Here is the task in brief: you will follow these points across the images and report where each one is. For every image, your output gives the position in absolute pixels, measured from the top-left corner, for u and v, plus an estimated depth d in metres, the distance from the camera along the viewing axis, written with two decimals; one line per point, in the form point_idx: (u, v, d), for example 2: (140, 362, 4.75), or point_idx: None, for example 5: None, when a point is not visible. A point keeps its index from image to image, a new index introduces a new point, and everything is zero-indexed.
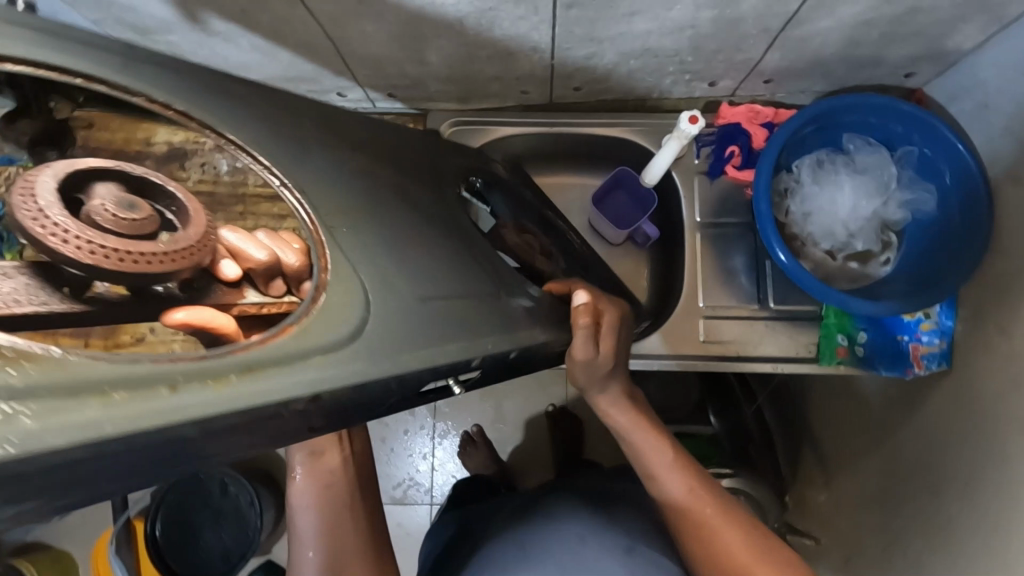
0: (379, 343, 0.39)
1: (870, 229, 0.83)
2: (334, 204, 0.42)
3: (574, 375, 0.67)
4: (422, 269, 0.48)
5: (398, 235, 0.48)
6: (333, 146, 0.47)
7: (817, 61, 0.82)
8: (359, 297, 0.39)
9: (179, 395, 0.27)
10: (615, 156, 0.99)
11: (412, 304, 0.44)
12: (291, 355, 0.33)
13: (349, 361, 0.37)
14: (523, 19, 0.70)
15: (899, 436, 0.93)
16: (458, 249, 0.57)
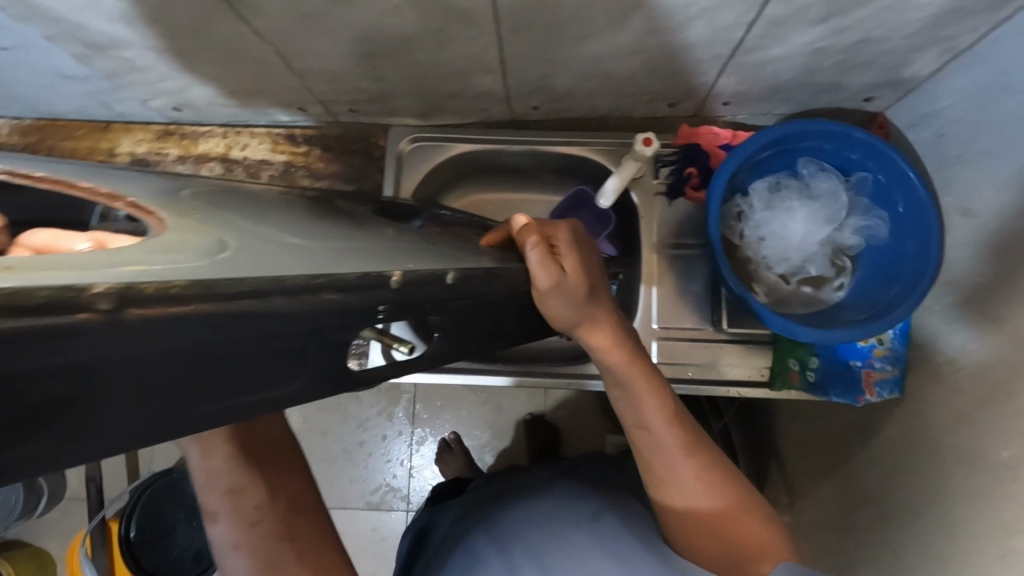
0: (251, 264, 0.28)
1: (823, 254, 0.83)
2: (184, 210, 0.35)
3: (549, 306, 0.59)
4: (316, 236, 0.40)
5: (290, 225, 0.40)
6: (187, 190, 0.42)
7: (774, 86, 0.82)
8: (207, 237, 0.30)
9: None
10: (579, 173, 0.99)
11: (295, 247, 0.34)
12: (87, 269, 0.22)
13: (198, 264, 0.25)
14: (472, 42, 0.70)
15: (857, 459, 0.93)
16: (383, 240, 0.49)
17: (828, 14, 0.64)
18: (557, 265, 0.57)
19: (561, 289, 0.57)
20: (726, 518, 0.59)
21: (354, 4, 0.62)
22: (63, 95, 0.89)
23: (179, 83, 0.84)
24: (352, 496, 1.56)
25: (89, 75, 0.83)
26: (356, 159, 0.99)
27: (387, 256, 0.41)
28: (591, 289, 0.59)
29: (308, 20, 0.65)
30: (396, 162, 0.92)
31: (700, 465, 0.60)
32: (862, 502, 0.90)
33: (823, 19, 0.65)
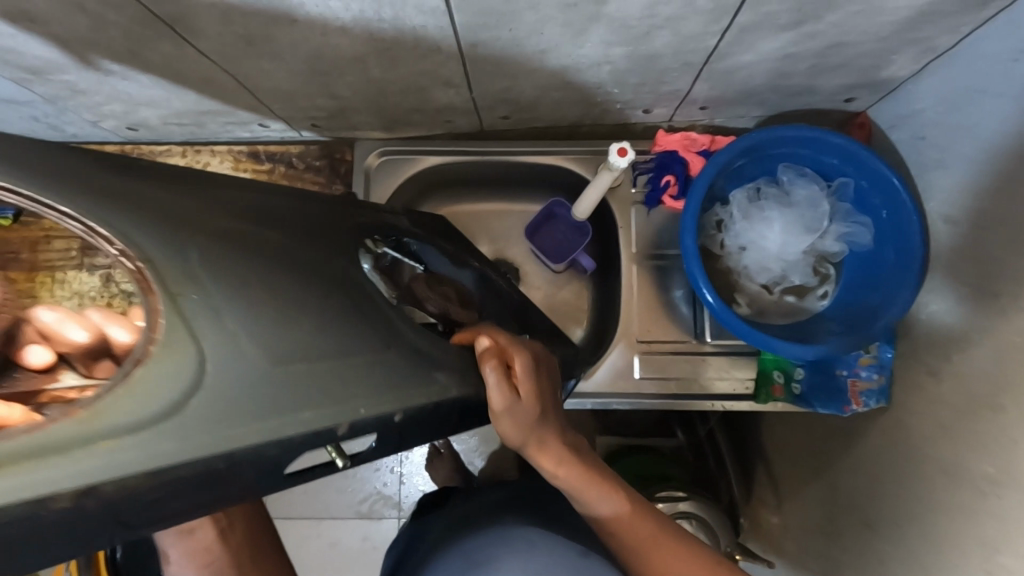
0: (209, 418, 0.33)
1: (805, 262, 0.81)
2: (182, 269, 0.36)
3: (506, 434, 0.58)
4: (295, 331, 0.41)
5: (272, 297, 0.41)
6: (191, 202, 0.41)
7: (749, 91, 0.78)
8: (190, 358, 0.33)
9: None
10: (553, 182, 0.95)
11: (268, 376, 0.38)
12: (64, 443, 0.28)
13: (152, 442, 0.31)
14: (428, 58, 0.66)
15: (842, 465, 0.92)
16: (353, 307, 0.49)
17: (799, 20, 0.61)
18: (512, 391, 0.56)
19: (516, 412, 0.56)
20: None
21: (296, 24, 0.58)
22: (7, 119, 0.85)
23: (126, 104, 0.80)
24: (342, 505, 1.54)
25: (29, 99, 0.78)
26: (322, 174, 0.95)
27: (346, 364, 0.44)
28: (541, 405, 0.59)
29: (250, 41, 0.62)
30: (364, 178, 0.89)
31: None
32: (847, 509, 0.89)
33: (794, 25, 0.62)
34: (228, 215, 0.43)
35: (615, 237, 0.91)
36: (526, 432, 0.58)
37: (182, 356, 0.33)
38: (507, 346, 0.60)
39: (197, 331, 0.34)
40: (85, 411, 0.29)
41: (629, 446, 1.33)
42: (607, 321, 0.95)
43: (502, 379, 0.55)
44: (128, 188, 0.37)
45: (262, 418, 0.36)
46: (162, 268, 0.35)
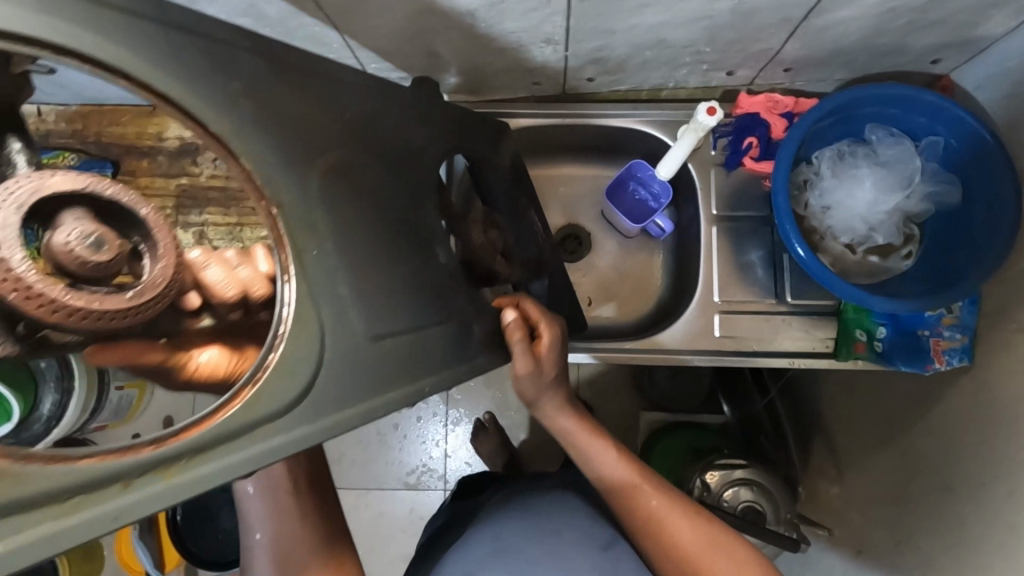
0: (325, 399, 0.42)
1: (891, 222, 0.81)
2: (304, 219, 0.43)
3: (521, 389, 0.72)
4: (382, 301, 0.49)
5: (367, 251, 0.49)
6: (316, 136, 0.48)
7: (838, 51, 0.79)
8: (316, 337, 0.41)
9: (130, 491, 0.32)
10: (630, 145, 0.97)
11: (363, 349, 0.46)
12: (243, 429, 0.37)
13: (293, 426, 0.40)
14: (533, 12, 0.68)
15: (915, 429, 0.93)
16: (419, 257, 0.57)
17: None
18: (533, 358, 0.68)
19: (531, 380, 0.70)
20: (693, 559, 0.67)
21: None
22: None
23: None
24: (389, 476, 1.53)
25: None
26: None
27: (418, 331, 0.53)
28: (552, 371, 0.72)
29: None
30: None
31: (663, 497, 0.71)
32: (919, 474, 0.90)
33: None
34: (347, 156, 0.51)
35: (694, 199, 0.93)
36: (536, 390, 0.72)
37: (307, 338, 0.41)
38: (541, 314, 0.72)
39: (315, 294, 0.42)
40: (250, 394, 0.37)
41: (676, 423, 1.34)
42: (684, 280, 0.97)
43: (527, 347, 0.67)
44: (272, 123, 0.44)
45: (354, 405, 0.45)
46: (293, 220, 0.43)
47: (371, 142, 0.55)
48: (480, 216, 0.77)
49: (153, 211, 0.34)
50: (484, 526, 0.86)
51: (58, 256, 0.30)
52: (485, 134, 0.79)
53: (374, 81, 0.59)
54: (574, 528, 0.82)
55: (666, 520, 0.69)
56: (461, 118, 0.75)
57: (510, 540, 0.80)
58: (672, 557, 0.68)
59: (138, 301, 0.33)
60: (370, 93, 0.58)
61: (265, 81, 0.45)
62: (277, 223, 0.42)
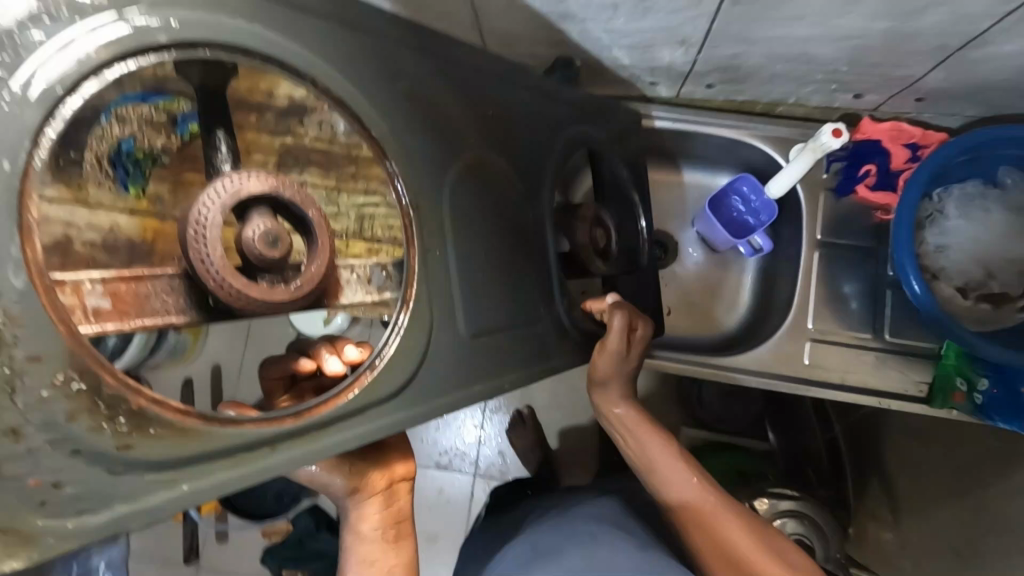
0: (426, 387, 0.49)
1: (1013, 271, 0.77)
2: (433, 222, 0.50)
3: (597, 364, 0.72)
4: (485, 301, 0.54)
5: (477, 254, 0.54)
6: (458, 142, 0.54)
7: (981, 86, 0.76)
8: (425, 331, 0.48)
9: (275, 453, 0.39)
10: (734, 158, 0.95)
11: (461, 346, 0.51)
12: (358, 408, 0.44)
13: (393, 411, 0.46)
14: (678, 13, 0.67)
15: (995, 488, 0.89)
16: (524, 262, 0.60)
17: None
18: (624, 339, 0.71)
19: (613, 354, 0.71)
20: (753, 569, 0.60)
21: None
22: None
23: None
24: (422, 454, 1.51)
25: None
26: None
27: (511, 329, 0.57)
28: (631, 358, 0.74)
29: None
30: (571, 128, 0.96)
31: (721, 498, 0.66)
32: (995, 533, 0.87)
33: None
34: (477, 162, 0.55)
35: (797, 221, 0.91)
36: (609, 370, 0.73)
37: (418, 332, 0.47)
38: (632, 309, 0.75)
39: (430, 289, 0.48)
40: (368, 381, 0.44)
41: (714, 444, 1.29)
42: (771, 301, 0.95)
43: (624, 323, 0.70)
44: (420, 129, 0.50)
45: (448, 393, 0.50)
46: (424, 220, 0.49)
47: (501, 147, 0.59)
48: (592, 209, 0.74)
49: (317, 215, 0.40)
50: (522, 538, 0.85)
51: (247, 249, 0.37)
52: (598, 119, 0.78)
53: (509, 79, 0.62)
54: (609, 532, 0.77)
55: (721, 522, 0.63)
56: (582, 107, 0.74)
57: (545, 547, 0.78)
58: (722, 563, 0.62)
59: (298, 294, 0.38)
60: (501, 96, 0.60)
61: (425, 87, 0.51)
62: (411, 227, 0.48)
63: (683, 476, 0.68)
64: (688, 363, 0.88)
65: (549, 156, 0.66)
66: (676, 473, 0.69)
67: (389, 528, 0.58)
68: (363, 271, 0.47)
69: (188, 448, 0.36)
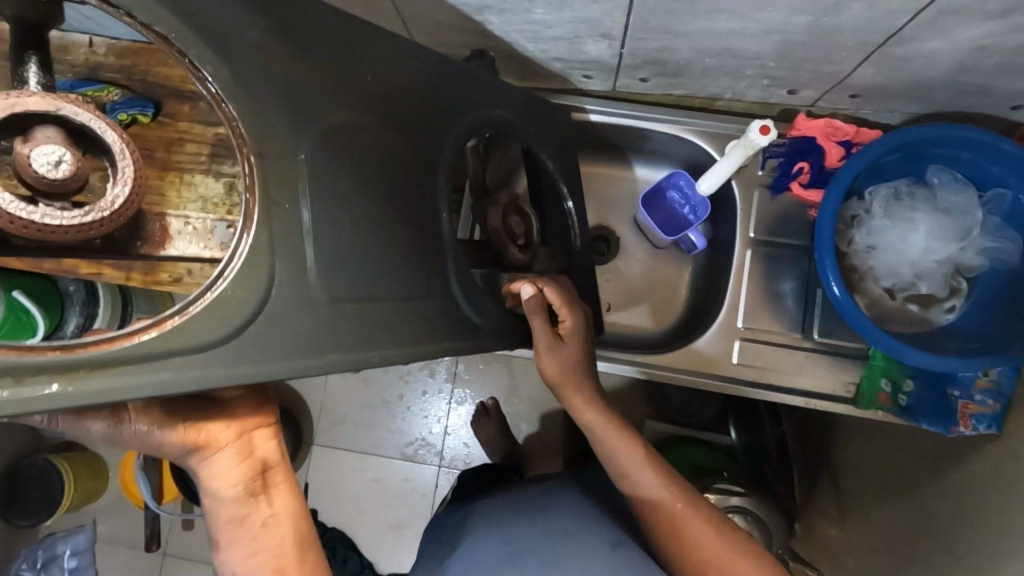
0: (267, 349, 0.38)
1: (939, 272, 0.76)
2: (285, 173, 0.40)
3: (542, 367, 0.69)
4: (355, 264, 0.45)
5: (351, 217, 0.45)
6: (326, 93, 0.44)
7: (913, 84, 0.74)
8: (263, 281, 0.38)
9: (22, 384, 0.30)
10: (676, 152, 0.94)
11: (319, 310, 0.42)
12: (150, 353, 0.34)
13: (213, 368, 0.36)
14: (595, 4, 0.65)
15: (930, 488, 0.89)
16: (411, 240, 0.52)
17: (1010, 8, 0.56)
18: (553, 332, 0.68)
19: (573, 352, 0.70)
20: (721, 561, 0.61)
21: None
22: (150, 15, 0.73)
23: None
24: (387, 445, 1.49)
25: None
26: None
27: (388, 306, 0.48)
28: (580, 354, 0.71)
29: None
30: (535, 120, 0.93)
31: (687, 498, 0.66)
32: (925, 533, 0.87)
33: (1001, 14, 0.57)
34: (360, 121, 0.47)
35: (733, 218, 0.90)
36: (560, 371, 0.69)
37: (255, 284, 0.38)
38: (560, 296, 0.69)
39: (276, 243, 0.39)
40: (172, 326, 0.34)
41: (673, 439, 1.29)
42: (708, 299, 0.94)
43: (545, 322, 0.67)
44: (281, 67, 0.42)
45: (308, 354, 0.41)
46: (272, 170, 0.39)
47: (395, 115, 0.52)
48: (505, 197, 0.74)
49: (117, 141, 0.37)
50: (491, 531, 0.76)
51: (31, 173, 0.34)
52: (526, 114, 0.75)
53: (408, 52, 0.56)
54: (586, 530, 0.72)
55: (688, 524, 0.64)
56: (506, 94, 0.72)
57: (520, 546, 0.71)
58: (692, 567, 0.63)
59: (86, 218, 0.36)
60: (399, 69, 0.54)
61: (301, 39, 0.44)
62: (251, 169, 0.39)
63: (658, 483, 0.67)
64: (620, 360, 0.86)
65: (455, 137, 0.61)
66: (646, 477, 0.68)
67: (253, 481, 0.45)
68: (200, 221, 0.39)
69: None
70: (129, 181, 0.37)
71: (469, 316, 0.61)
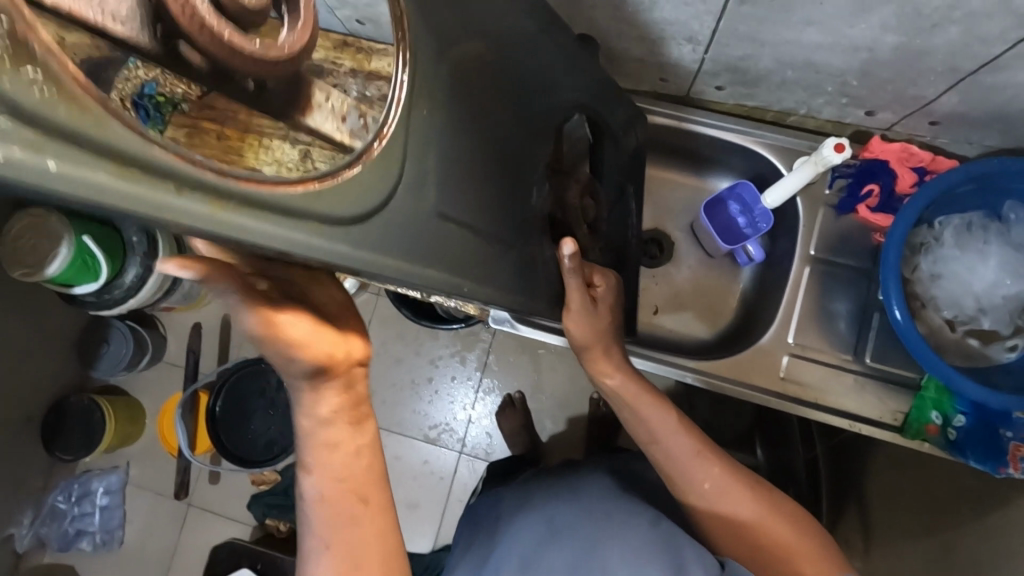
0: (385, 233, 0.36)
1: (1006, 308, 0.75)
2: (428, 81, 0.39)
3: (571, 331, 0.72)
4: (461, 189, 0.44)
5: (465, 143, 0.44)
6: (464, 15, 0.43)
7: (997, 115, 0.73)
8: (393, 169, 0.36)
9: (182, 198, 0.24)
10: (740, 164, 0.94)
11: (428, 220, 0.40)
12: (293, 209, 0.29)
13: (337, 242, 0.32)
14: (687, 6, 0.66)
15: (969, 529, 0.86)
16: (503, 187, 0.52)
17: None
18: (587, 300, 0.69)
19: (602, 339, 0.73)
20: (770, 524, 0.65)
21: None
22: None
23: None
24: (411, 425, 1.52)
25: None
26: None
27: (472, 240, 0.47)
28: (608, 318, 0.73)
29: None
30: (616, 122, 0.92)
31: (726, 465, 0.68)
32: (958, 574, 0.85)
33: None
34: (482, 54, 0.47)
35: (792, 234, 0.89)
36: (590, 335, 0.72)
37: (386, 176, 0.35)
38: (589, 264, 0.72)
39: (410, 141, 0.37)
40: (315, 188, 0.30)
41: None
42: (757, 313, 0.94)
43: (581, 284, 0.67)
44: None
45: (413, 260, 0.39)
46: (419, 67, 0.38)
47: (505, 59, 0.51)
48: (581, 182, 0.73)
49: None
50: (529, 511, 0.77)
51: None
52: (609, 105, 0.77)
53: (530, 0, 0.54)
54: (626, 508, 0.72)
55: (729, 492, 0.67)
56: (594, 80, 0.73)
57: (563, 525, 0.71)
58: (731, 530, 0.67)
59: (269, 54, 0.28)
60: (519, 16, 0.53)
61: None
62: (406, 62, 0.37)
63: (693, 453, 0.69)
64: (671, 364, 0.88)
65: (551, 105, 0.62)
66: (680, 443, 0.70)
67: (349, 410, 0.47)
68: (341, 104, 0.34)
69: (79, 125, 0.20)
70: (304, 37, 0.31)
71: (529, 281, 0.61)
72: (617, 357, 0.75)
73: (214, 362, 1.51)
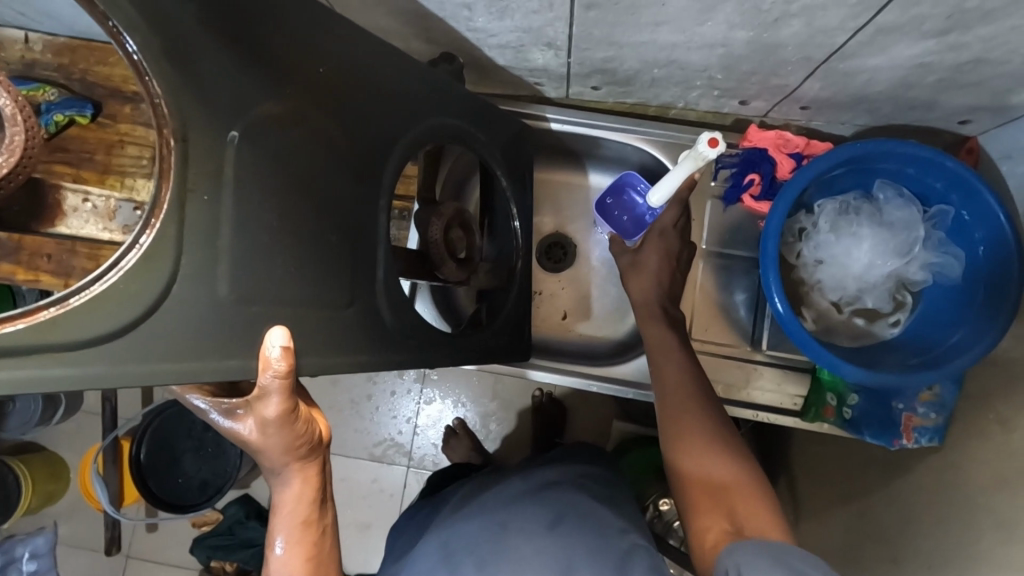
0: (163, 339, 0.37)
1: (885, 288, 0.77)
2: (210, 158, 0.38)
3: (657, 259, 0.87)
4: (271, 264, 0.43)
5: (277, 214, 0.44)
6: (260, 83, 0.42)
7: (860, 98, 0.74)
8: (165, 274, 0.36)
9: None
10: (632, 159, 0.93)
11: (222, 308, 0.40)
12: (20, 346, 0.31)
13: (90, 361, 0.34)
14: (536, 15, 0.63)
15: (877, 494, 0.87)
16: (339, 245, 0.50)
17: (947, 28, 0.56)
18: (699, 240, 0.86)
19: (660, 323, 0.81)
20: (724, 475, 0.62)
21: None
22: None
23: None
24: (355, 445, 1.47)
25: None
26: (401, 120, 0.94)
27: (291, 311, 0.46)
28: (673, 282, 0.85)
29: None
30: None
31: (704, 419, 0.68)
32: (870, 539, 0.84)
33: (939, 33, 0.57)
34: (292, 116, 0.45)
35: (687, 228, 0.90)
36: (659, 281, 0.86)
37: (154, 277, 0.36)
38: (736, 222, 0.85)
39: (187, 238, 0.37)
40: (45, 319, 0.32)
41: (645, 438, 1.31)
42: None
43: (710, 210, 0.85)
44: (212, 58, 0.38)
45: (198, 356, 0.39)
46: (194, 151, 0.37)
47: (334, 111, 0.50)
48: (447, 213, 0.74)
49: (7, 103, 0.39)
50: (434, 535, 0.77)
51: None
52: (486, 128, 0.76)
53: (356, 39, 0.53)
54: (522, 516, 0.73)
55: (697, 438, 0.66)
56: (460, 96, 0.70)
57: (459, 546, 0.71)
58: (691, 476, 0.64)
59: None
60: (344, 65, 0.51)
61: (250, 23, 0.42)
62: (171, 157, 0.36)
63: (692, 417, 0.69)
64: (571, 373, 0.90)
65: (404, 138, 0.60)
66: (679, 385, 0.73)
67: (299, 447, 0.52)
68: (102, 204, 0.46)
69: None
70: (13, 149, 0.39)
71: (386, 332, 0.60)
72: (677, 338, 0.80)
73: (135, 405, 1.42)
